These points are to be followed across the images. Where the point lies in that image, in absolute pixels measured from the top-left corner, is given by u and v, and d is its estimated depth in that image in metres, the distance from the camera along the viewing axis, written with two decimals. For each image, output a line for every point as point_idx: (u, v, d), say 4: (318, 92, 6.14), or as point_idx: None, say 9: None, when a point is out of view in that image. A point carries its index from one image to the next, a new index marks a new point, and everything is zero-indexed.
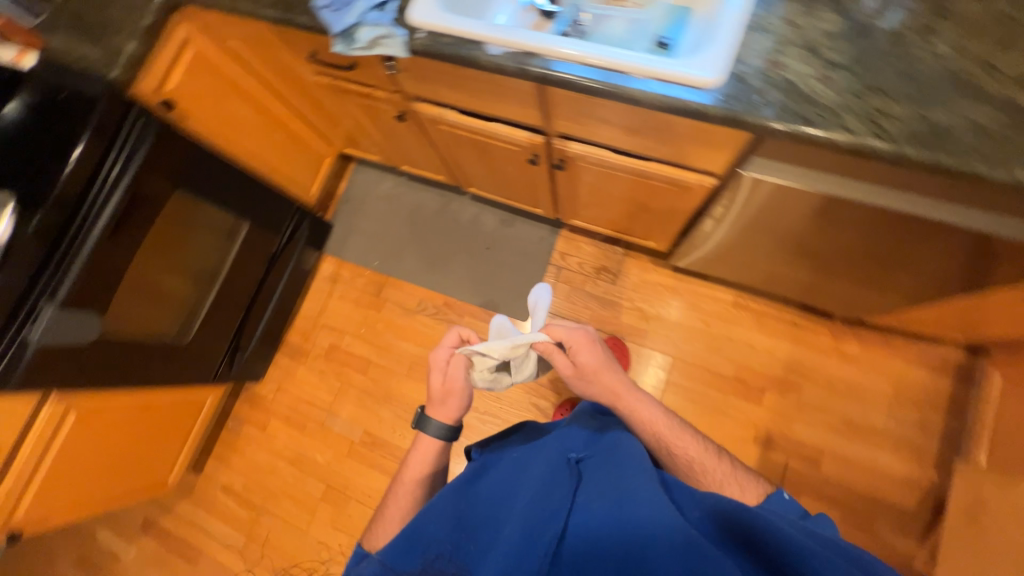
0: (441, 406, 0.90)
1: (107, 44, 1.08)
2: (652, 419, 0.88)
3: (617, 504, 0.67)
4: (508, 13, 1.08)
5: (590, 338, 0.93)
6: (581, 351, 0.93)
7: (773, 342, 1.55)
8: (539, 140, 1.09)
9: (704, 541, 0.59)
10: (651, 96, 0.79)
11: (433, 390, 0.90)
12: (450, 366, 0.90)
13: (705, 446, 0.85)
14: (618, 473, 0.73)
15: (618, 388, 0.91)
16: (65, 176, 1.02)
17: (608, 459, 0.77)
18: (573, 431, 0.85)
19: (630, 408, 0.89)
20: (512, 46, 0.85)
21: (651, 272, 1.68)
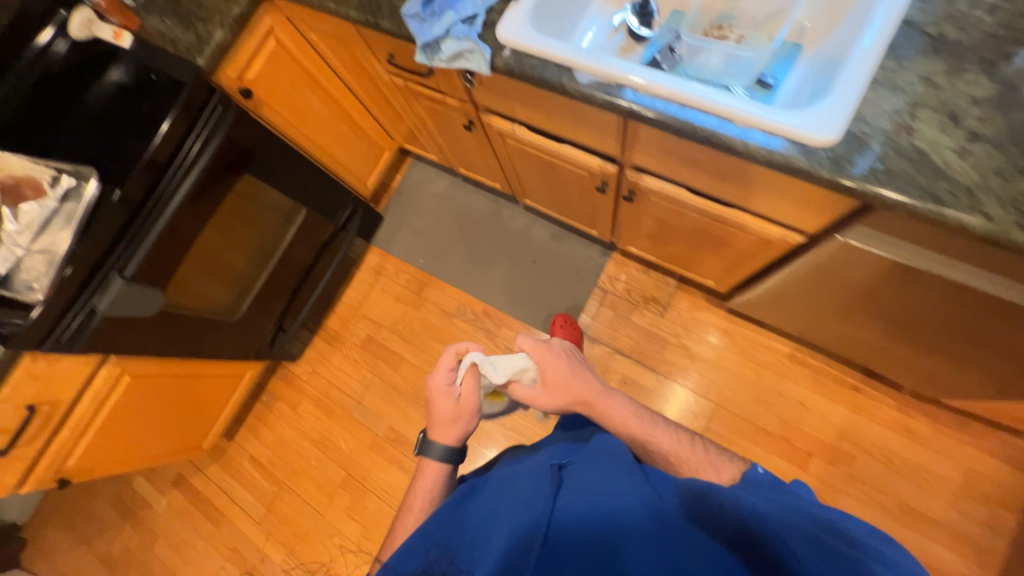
0: (449, 427, 0.90)
1: (199, 29, 1.10)
2: (623, 417, 0.87)
3: (596, 505, 0.63)
4: (596, 33, 1.02)
5: (556, 352, 0.99)
6: (547, 364, 0.98)
7: (828, 404, 1.44)
8: (611, 169, 1.04)
9: (677, 521, 0.59)
10: (750, 147, 0.71)
11: (437, 413, 0.91)
12: (450, 391, 0.90)
13: (678, 437, 0.82)
14: (596, 477, 0.67)
15: (585, 393, 0.92)
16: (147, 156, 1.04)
17: (588, 459, 0.71)
18: (556, 443, 0.80)
19: (601, 408, 0.88)
20: (602, 75, 0.79)
21: (703, 311, 1.59)
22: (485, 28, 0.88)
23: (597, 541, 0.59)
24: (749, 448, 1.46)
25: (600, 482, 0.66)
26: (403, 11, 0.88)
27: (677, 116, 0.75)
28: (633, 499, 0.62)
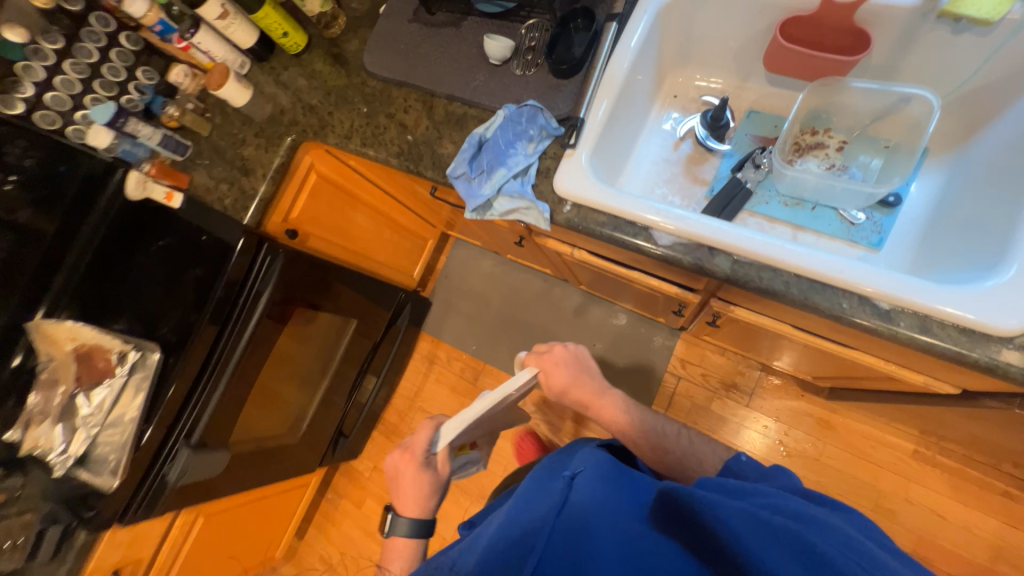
0: (421, 501, 0.88)
1: (244, 184, 1.09)
2: (617, 405, 0.91)
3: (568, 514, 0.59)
4: (660, 144, 0.92)
5: (557, 360, 0.95)
6: (553, 373, 0.95)
7: (972, 515, 1.21)
8: (692, 297, 0.92)
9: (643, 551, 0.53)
10: (899, 333, 0.57)
11: (406, 488, 0.88)
12: (431, 463, 0.87)
13: (666, 427, 0.87)
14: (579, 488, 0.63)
15: (583, 397, 0.94)
16: (203, 324, 1.06)
17: (583, 474, 0.66)
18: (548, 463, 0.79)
19: (599, 411, 0.92)
20: (686, 237, 0.67)
21: (796, 399, 1.40)
22: (540, 178, 0.78)
23: (562, 552, 0.55)
24: None
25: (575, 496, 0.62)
26: (448, 171, 0.79)
27: (792, 289, 0.62)
28: (608, 516, 0.58)
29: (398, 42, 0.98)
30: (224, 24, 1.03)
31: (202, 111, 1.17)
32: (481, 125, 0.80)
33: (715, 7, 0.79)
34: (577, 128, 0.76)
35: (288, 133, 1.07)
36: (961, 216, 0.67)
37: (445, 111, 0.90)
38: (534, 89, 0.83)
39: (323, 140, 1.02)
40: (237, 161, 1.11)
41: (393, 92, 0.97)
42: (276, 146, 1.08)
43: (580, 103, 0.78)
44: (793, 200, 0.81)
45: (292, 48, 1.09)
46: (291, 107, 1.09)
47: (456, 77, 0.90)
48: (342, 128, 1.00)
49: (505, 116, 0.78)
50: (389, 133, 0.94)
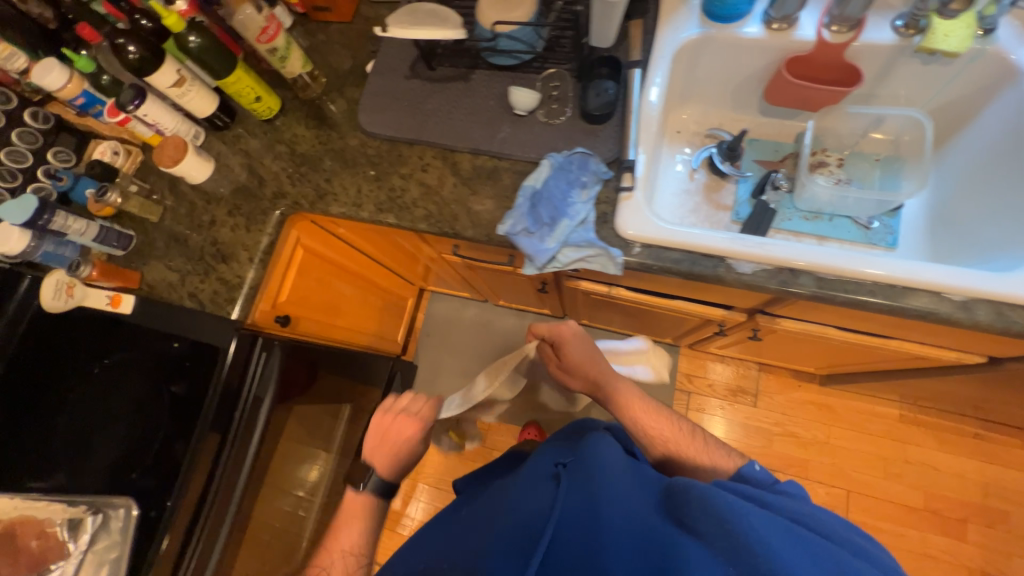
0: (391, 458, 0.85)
1: (220, 271, 0.90)
2: (626, 400, 0.85)
3: (583, 499, 0.60)
4: (679, 177, 0.95)
5: (573, 332, 0.93)
6: (569, 344, 0.93)
7: (959, 462, 1.38)
8: (738, 316, 0.94)
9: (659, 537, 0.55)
10: (981, 321, 0.63)
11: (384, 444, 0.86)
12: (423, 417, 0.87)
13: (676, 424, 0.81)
14: (593, 476, 0.64)
15: (595, 375, 0.91)
16: (194, 454, 0.82)
17: (589, 461, 0.66)
18: (556, 445, 0.77)
19: (611, 392, 0.87)
20: (767, 262, 0.69)
21: (796, 390, 1.51)
22: (598, 224, 0.76)
23: (574, 538, 0.56)
24: (901, 532, 1.35)
25: (597, 480, 0.63)
26: (504, 229, 0.74)
27: (878, 295, 0.66)
28: (627, 506, 0.59)
29: (398, 99, 0.92)
30: (179, 92, 0.87)
31: (150, 192, 0.97)
32: (530, 178, 0.76)
33: (721, 51, 0.85)
34: (631, 171, 0.75)
35: (274, 207, 0.92)
36: (969, 221, 0.78)
37: (471, 166, 0.85)
38: (569, 136, 0.81)
39: (324, 210, 0.90)
40: (207, 246, 0.92)
41: (403, 151, 0.90)
42: (260, 225, 0.92)
43: (626, 145, 0.78)
44: (812, 213, 0.88)
45: (264, 113, 0.96)
46: (271, 177, 0.94)
47: (478, 131, 0.86)
48: (347, 195, 0.89)
49: (553, 166, 0.77)
50: (409, 195, 0.86)
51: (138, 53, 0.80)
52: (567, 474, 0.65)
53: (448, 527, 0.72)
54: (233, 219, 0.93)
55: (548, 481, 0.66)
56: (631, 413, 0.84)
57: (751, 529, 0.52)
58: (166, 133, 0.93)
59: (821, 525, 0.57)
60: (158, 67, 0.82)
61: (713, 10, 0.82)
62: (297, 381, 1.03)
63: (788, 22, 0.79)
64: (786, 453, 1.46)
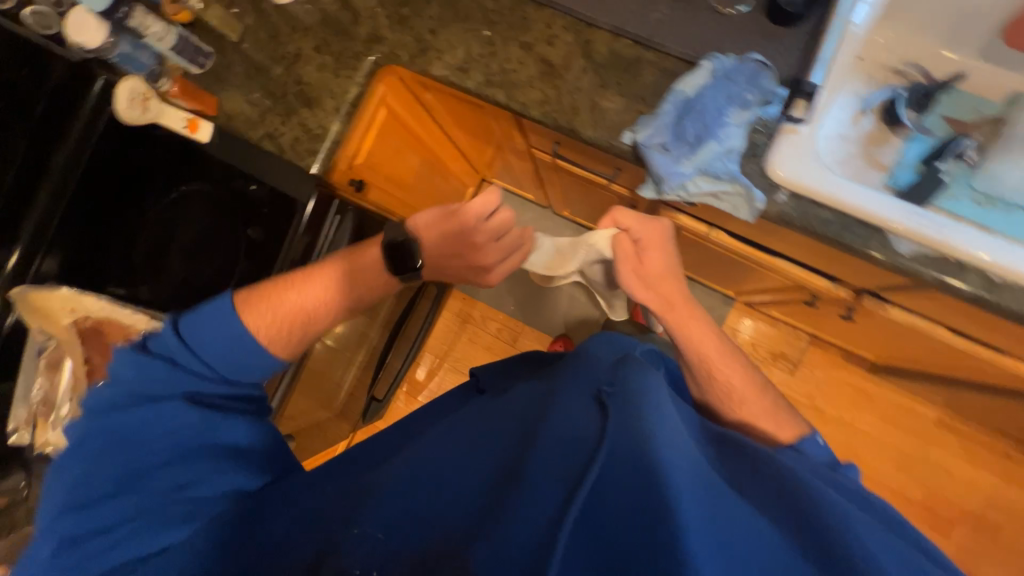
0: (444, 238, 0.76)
1: (302, 116, 0.82)
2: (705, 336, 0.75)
3: (628, 426, 0.50)
4: (841, 118, 0.79)
5: (664, 239, 0.75)
6: (654, 254, 0.76)
7: (975, 473, 1.39)
8: (843, 293, 0.85)
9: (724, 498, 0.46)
10: None
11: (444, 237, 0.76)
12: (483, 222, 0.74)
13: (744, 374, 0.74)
14: (639, 408, 0.53)
15: (672, 296, 0.76)
16: None
17: (637, 393, 0.56)
18: (587, 364, 0.65)
19: (686, 323, 0.75)
20: (933, 248, 0.60)
21: (839, 370, 1.47)
22: (745, 157, 0.64)
23: (629, 468, 0.45)
24: None
25: (650, 416, 0.52)
26: (640, 138, 0.64)
27: None
28: (689, 461, 0.49)
29: None
30: None
31: (230, 5, 0.85)
32: (681, 83, 0.64)
33: None
34: (807, 98, 0.61)
35: (368, 52, 0.80)
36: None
37: (607, 50, 0.71)
38: (741, 37, 0.66)
39: (424, 69, 0.78)
40: (290, 84, 0.83)
41: (528, 13, 0.74)
42: (349, 71, 0.81)
43: (814, 61, 0.62)
44: (987, 199, 0.74)
45: None
46: (367, 15, 0.81)
47: (626, 5, 0.70)
48: (454, 56, 0.76)
49: (712, 71, 0.64)
50: (526, 71, 0.73)
51: None
52: (609, 400, 0.55)
53: (453, 425, 0.62)
54: (320, 57, 0.82)
55: (593, 406, 0.54)
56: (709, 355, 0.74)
57: (838, 518, 0.46)
58: None
59: (883, 511, 0.52)
60: None
61: None
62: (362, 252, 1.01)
63: None
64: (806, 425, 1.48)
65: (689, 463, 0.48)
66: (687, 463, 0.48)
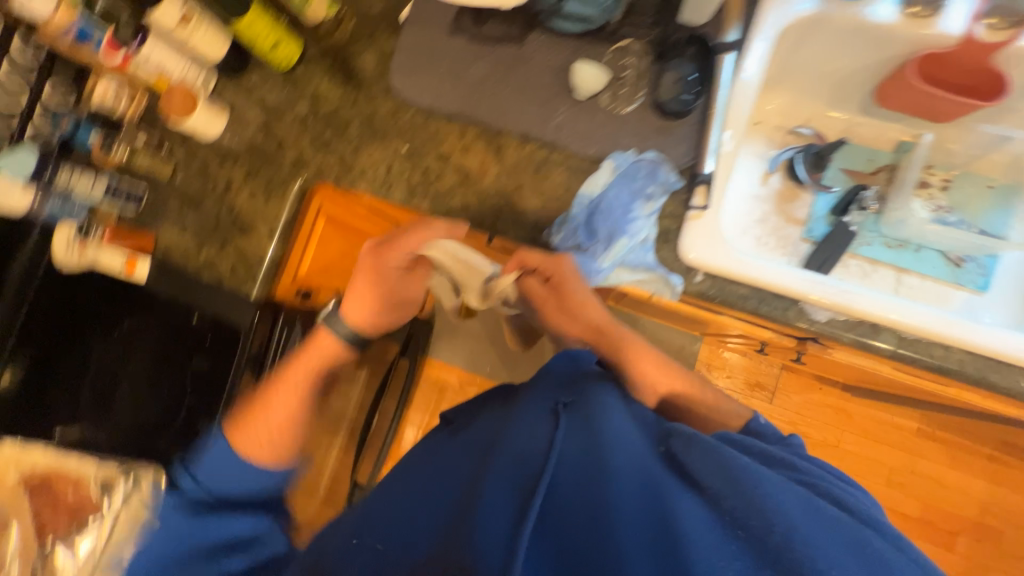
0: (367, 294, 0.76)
1: (239, 243, 0.85)
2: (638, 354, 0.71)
3: (577, 444, 0.54)
4: (752, 179, 0.84)
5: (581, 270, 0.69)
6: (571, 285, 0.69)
7: (966, 479, 1.39)
8: (790, 342, 0.87)
9: (663, 482, 0.49)
10: None
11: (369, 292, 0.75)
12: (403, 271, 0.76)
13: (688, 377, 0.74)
14: (590, 425, 0.57)
15: (597, 319, 0.73)
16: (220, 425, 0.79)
17: (592, 409, 0.60)
18: (546, 382, 0.69)
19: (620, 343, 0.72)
20: (847, 313, 0.62)
21: (817, 392, 1.47)
22: (659, 243, 0.68)
23: (574, 482, 0.49)
24: None
25: (596, 431, 0.56)
26: (556, 241, 0.67)
27: (966, 367, 0.59)
28: (633, 463, 0.52)
29: (441, 60, 0.79)
30: (184, 32, 0.76)
31: (159, 144, 0.87)
32: (587, 184, 0.67)
33: (835, 37, 0.70)
34: (706, 185, 0.66)
35: (296, 176, 0.84)
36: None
37: (517, 157, 0.75)
38: (638, 134, 0.70)
39: (351, 187, 0.81)
40: (226, 214, 0.86)
41: (441, 126, 0.79)
42: (279, 195, 0.84)
43: (704, 152, 0.67)
44: (897, 242, 0.78)
45: (284, 63, 0.84)
46: (292, 142, 0.85)
47: (529, 112, 0.74)
48: (377, 173, 0.80)
49: (615, 169, 0.67)
50: (446, 181, 0.77)
51: None
52: (565, 415, 0.59)
53: (421, 468, 0.64)
54: (251, 185, 0.85)
55: (546, 426, 0.57)
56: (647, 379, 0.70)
57: (769, 496, 0.45)
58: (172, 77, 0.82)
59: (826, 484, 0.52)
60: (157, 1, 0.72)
61: None
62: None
63: (933, 9, 0.64)
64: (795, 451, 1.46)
65: (631, 465, 0.51)
66: (628, 465, 0.51)
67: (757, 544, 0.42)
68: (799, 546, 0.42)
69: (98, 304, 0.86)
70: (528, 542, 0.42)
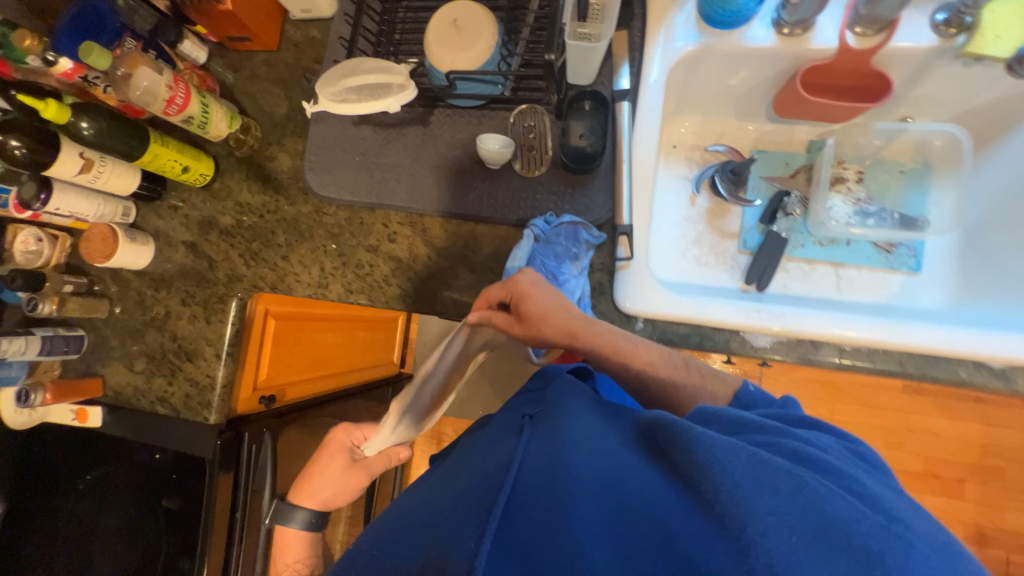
0: (310, 493, 0.94)
1: (189, 371, 0.82)
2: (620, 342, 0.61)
3: (547, 444, 0.48)
4: (681, 204, 0.84)
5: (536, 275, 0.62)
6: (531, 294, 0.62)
7: (960, 426, 1.40)
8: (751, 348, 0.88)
9: (629, 474, 0.44)
10: (1019, 389, 0.59)
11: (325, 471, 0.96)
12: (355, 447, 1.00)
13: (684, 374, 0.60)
14: (561, 425, 0.50)
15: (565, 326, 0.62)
16: (205, 562, 0.79)
17: (560, 407, 0.54)
18: (519, 400, 0.64)
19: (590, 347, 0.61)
20: (786, 335, 0.63)
21: (802, 369, 1.48)
22: (596, 297, 0.68)
23: (541, 488, 0.43)
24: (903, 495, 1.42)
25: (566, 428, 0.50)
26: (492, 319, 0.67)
27: (908, 367, 0.60)
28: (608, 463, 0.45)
29: (350, 151, 0.78)
30: (91, 177, 0.74)
31: (90, 286, 0.86)
32: (510, 258, 0.68)
33: (722, 62, 0.72)
34: (627, 236, 0.67)
35: (231, 292, 0.82)
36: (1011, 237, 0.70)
37: (445, 234, 0.75)
38: (555, 194, 0.70)
39: (288, 293, 0.80)
40: (169, 343, 0.84)
41: (365, 217, 0.78)
42: (219, 314, 0.82)
43: (621, 204, 0.67)
44: (827, 238, 0.79)
45: (197, 181, 0.82)
46: (221, 258, 0.83)
47: (446, 189, 0.74)
48: (311, 276, 0.79)
49: (537, 237, 0.67)
50: (380, 272, 0.76)
51: (26, 150, 0.67)
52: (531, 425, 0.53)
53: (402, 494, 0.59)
54: (189, 309, 0.84)
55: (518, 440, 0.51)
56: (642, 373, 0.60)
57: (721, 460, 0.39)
58: (88, 219, 0.80)
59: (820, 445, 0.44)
60: (55, 156, 0.69)
61: (712, 15, 0.67)
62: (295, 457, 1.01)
63: (804, 27, 0.65)
64: None
65: (605, 464, 0.45)
66: (601, 464, 0.45)
67: (731, 535, 0.37)
68: (765, 529, 0.36)
69: (62, 456, 0.85)
70: (487, 551, 0.39)
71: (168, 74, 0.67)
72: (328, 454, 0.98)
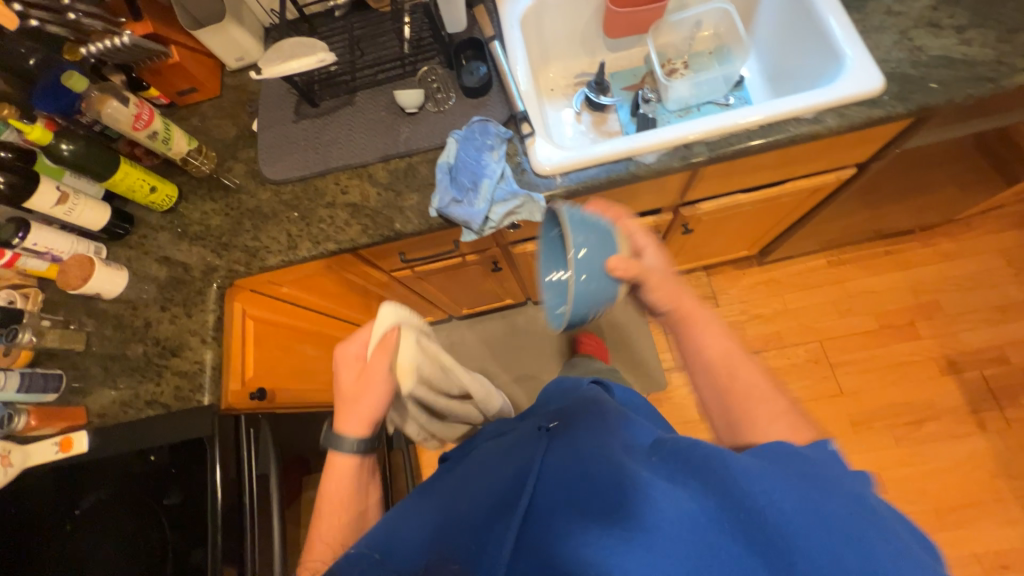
0: (347, 416, 0.68)
1: (178, 365, 0.86)
2: (700, 351, 0.66)
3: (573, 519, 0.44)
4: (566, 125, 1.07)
5: None
6: None
7: (887, 276, 1.57)
8: (666, 217, 1.05)
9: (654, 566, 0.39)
10: (831, 126, 0.77)
11: (344, 394, 0.69)
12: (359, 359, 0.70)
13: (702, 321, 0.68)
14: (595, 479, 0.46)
15: None
16: (217, 543, 0.74)
17: (591, 460, 0.48)
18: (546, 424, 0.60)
19: None
20: (667, 147, 0.80)
21: (744, 277, 1.64)
22: (517, 173, 0.83)
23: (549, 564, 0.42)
24: (875, 353, 1.50)
25: (615, 472, 0.46)
26: (436, 205, 0.80)
27: (756, 136, 0.78)
28: (663, 514, 0.41)
29: (295, 140, 0.94)
30: (66, 209, 0.83)
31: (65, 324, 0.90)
32: (442, 156, 0.83)
33: (555, 8, 0.99)
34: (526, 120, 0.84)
35: (209, 283, 0.90)
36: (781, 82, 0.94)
37: (387, 172, 0.89)
38: (464, 115, 0.89)
39: (261, 266, 0.89)
40: (152, 351, 0.87)
41: (318, 184, 0.92)
42: (200, 306, 0.89)
43: (513, 102, 0.86)
44: (683, 109, 1.02)
45: (164, 203, 0.94)
46: (195, 259, 0.92)
47: (379, 141, 0.91)
48: (279, 243, 0.89)
49: (459, 139, 0.84)
50: (339, 221, 0.88)
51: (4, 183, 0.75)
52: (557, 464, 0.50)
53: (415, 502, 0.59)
54: (169, 311, 0.89)
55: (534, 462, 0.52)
56: (783, 392, 0.62)
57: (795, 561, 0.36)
58: (64, 257, 0.88)
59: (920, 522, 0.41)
60: (35, 189, 0.78)
61: None
62: (292, 465, 0.96)
63: None
64: (762, 330, 1.57)
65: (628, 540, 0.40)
66: (669, 552, 0.39)
67: None
68: None
69: (33, 505, 0.76)
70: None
71: (132, 104, 0.81)
72: (341, 368, 0.70)
